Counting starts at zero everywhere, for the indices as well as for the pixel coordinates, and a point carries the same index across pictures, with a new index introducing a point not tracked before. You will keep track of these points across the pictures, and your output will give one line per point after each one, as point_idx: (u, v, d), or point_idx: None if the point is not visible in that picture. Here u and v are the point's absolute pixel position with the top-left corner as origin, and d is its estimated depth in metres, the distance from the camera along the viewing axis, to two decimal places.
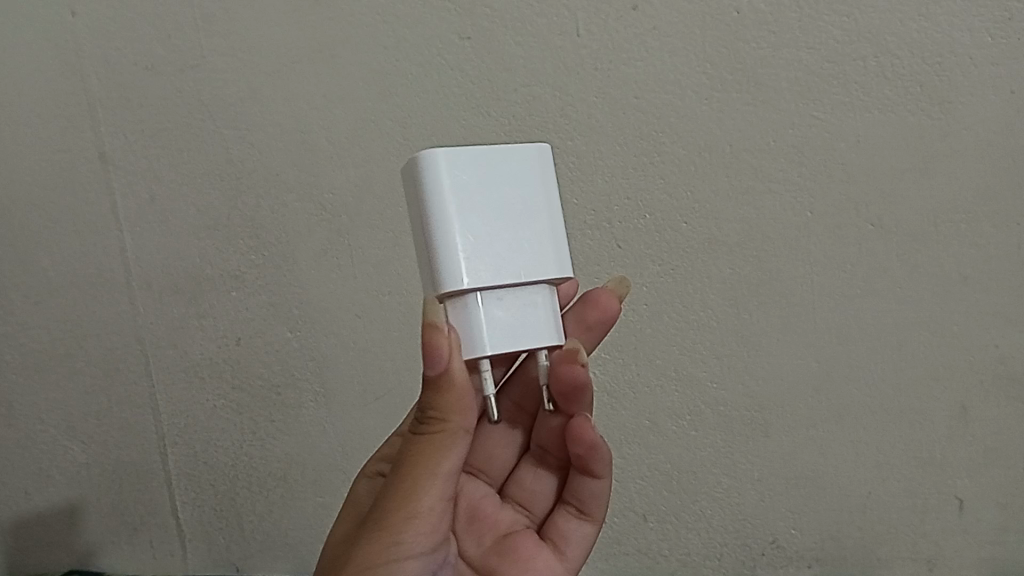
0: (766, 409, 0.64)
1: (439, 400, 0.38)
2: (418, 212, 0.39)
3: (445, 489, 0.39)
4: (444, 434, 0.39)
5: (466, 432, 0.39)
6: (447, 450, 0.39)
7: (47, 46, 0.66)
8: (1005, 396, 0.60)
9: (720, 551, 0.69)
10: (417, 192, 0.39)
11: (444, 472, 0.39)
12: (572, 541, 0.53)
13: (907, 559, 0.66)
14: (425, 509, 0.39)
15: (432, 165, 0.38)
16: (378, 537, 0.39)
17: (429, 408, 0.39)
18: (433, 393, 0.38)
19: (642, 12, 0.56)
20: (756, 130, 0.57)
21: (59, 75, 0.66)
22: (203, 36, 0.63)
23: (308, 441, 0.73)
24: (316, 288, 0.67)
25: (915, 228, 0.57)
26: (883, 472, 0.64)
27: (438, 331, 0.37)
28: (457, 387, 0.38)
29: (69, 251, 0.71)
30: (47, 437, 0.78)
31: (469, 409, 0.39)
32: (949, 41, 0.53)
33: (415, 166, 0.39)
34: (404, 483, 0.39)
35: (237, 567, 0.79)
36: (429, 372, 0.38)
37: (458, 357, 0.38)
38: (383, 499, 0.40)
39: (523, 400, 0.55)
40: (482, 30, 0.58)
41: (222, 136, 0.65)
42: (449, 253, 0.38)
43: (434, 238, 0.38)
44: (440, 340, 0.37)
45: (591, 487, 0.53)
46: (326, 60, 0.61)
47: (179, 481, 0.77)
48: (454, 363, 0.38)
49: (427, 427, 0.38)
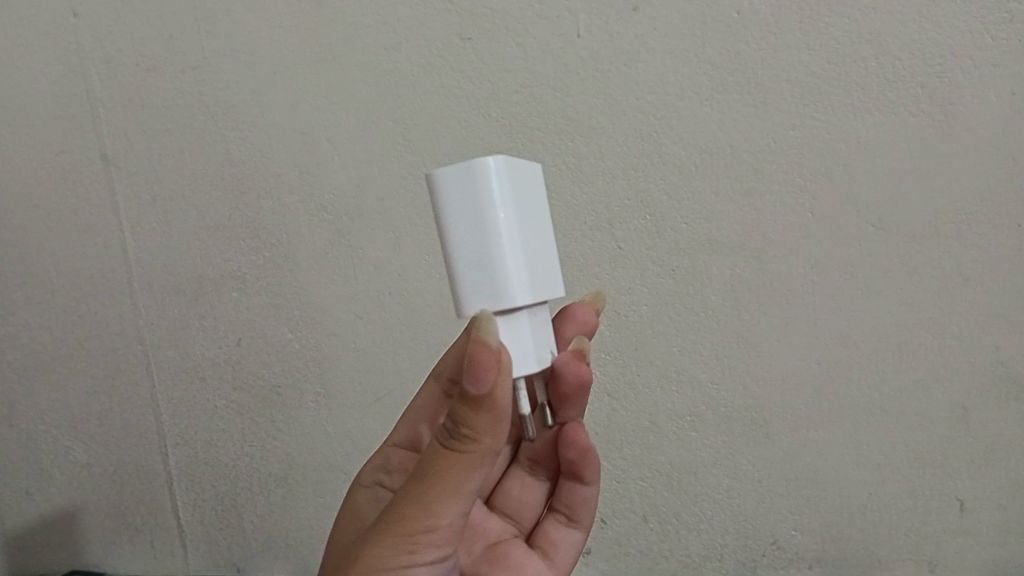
0: (766, 410, 0.64)
1: (471, 418, 0.35)
2: (468, 221, 0.36)
3: (463, 506, 0.38)
4: (463, 453, 0.36)
5: (493, 454, 0.36)
6: (475, 469, 0.36)
7: (49, 47, 0.66)
8: (1006, 397, 0.60)
9: (719, 552, 0.69)
10: (472, 198, 0.36)
11: (459, 490, 0.37)
12: (562, 549, 0.54)
13: (908, 560, 0.66)
14: (436, 524, 0.37)
15: (480, 173, 0.36)
16: (385, 544, 0.38)
17: (459, 425, 0.36)
18: (471, 410, 0.35)
19: (643, 13, 0.56)
20: (757, 131, 0.57)
21: (60, 76, 0.66)
22: (205, 37, 0.63)
23: (309, 442, 0.73)
24: (318, 289, 0.67)
25: (916, 228, 0.57)
26: (884, 473, 0.64)
27: (492, 350, 0.34)
28: (496, 409, 0.35)
29: (71, 251, 0.71)
30: (49, 437, 0.79)
31: (498, 430, 0.36)
32: (949, 42, 0.53)
33: (475, 173, 0.36)
34: (417, 496, 0.37)
35: (238, 567, 0.79)
36: (469, 389, 0.35)
37: (503, 377, 0.35)
38: (389, 508, 0.39)
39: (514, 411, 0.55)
40: (483, 31, 0.58)
41: (224, 137, 0.65)
42: (502, 268, 0.36)
43: (491, 251, 0.36)
44: (488, 358, 0.34)
45: (580, 493, 0.54)
46: (327, 61, 0.61)
47: (180, 482, 0.78)
48: (498, 384, 0.35)
49: (459, 444, 0.36)
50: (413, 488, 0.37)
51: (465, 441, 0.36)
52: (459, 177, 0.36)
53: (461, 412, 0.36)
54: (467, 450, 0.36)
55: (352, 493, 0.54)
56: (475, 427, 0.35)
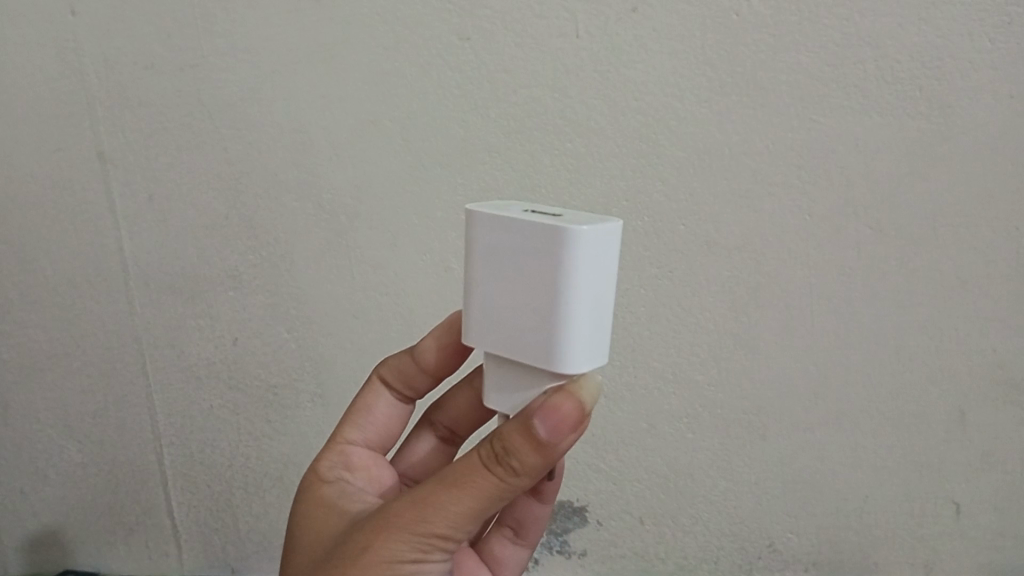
0: (763, 412, 0.64)
1: (526, 455, 0.35)
2: (597, 282, 0.34)
3: (474, 526, 0.38)
4: (503, 482, 0.36)
5: (520, 491, 0.37)
6: (501, 495, 0.37)
7: (41, 41, 0.64)
8: (1003, 400, 0.61)
9: (716, 554, 0.70)
10: (607, 260, 0.34)
11: (481, 510, 0.37)
12: (506, 566, 0.55)
13: (904, 563, 0.68)
14: (452, 533, 0.37)
15: (614, 237, 0.34)
16: (397, 540, 0.37)
17: (510, 455, 0.35)
18: (530, 449, 0.35)
19: (642, 14, 0.55)
20: (756, 133, 0.56)
21: (54, 71, 0.65)
22: (202, 35, 0.62)
23: (308, 442, 0.73)
24: (315, 289, 0.67)
25: (914, 232, 0.57)
26: (881, 476, 0.65)
27: (583, 413, 0.35)
28: (549, 456, 0.35)
29: (66, 250, 0.71)
30: (44, 437, 0.79)
31: (539, 473, 0.36)
32: (949, 46, 0.53)
33: (615, 238, 0.34)
34: (441, 504, 0.37)
35: (239, 564, 0.81)
36: (537, 431, 0.34)
37: (574, 436, 0.35)
38: (403, 505, 0.38)
39: (457, 426, 0.56)
40: (483, 31, 0.57)
41: (221, 136, 0.64)
42: (600, 332, 0.35)
43: (605, 313, 0.35)
44: (574, 416, 0.34)
45: (534, 511, 0.54)
46: (324, 60, 0.60)
47: (173, 481, 0.79)
48: (564, 440, 0.35)
49: (504, 472, 0.36)
50: (435, 491, 0.37)
51: (511, 473, 0.36)
52: (602, 240, 0.33)
53: (517, 445, 0.35)
54: (506, 481, 0.36)
55: (311, 485, 0.50)
56: (525, 464, 0.35)
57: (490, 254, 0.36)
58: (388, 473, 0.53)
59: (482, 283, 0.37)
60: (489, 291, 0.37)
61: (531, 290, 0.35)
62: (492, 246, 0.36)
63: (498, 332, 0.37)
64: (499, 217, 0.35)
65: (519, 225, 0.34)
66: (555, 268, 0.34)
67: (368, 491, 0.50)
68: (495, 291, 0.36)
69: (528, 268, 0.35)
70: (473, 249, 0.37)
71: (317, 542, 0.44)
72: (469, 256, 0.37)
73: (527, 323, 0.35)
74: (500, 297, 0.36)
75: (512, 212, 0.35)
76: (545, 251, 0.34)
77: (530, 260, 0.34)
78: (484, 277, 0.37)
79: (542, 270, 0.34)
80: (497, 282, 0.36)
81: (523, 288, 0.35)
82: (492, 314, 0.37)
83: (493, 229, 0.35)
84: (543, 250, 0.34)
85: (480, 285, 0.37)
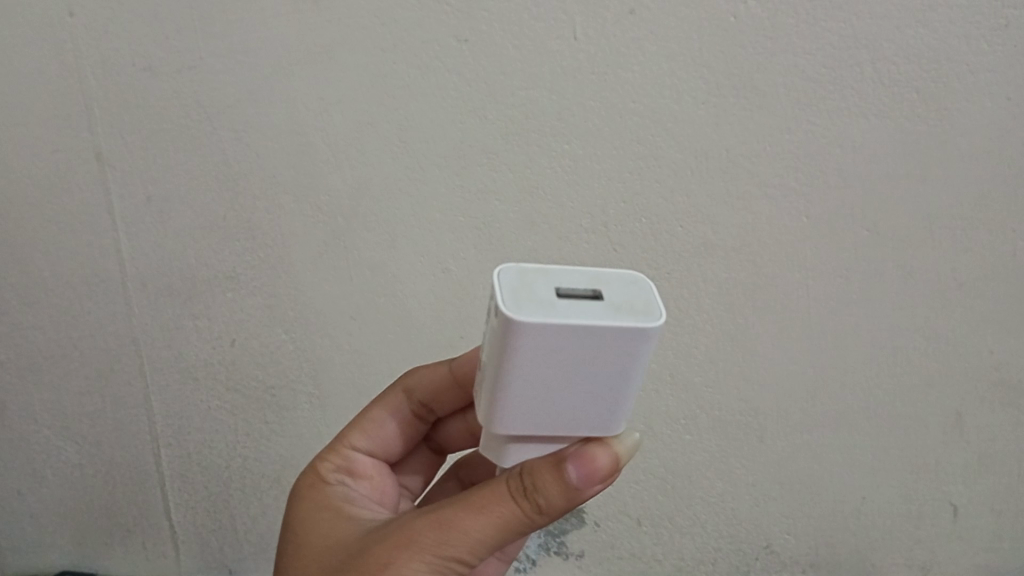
0: (759, 414, 0.65)
1: (553, 495, 0.35)
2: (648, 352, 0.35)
3: (485, 555, 0.38)
4: (526, 516, 0.36)
5: (536, 526, 0.37)
6: (519, 526, 0.37)
7: (17, 33, 0.60)
8: (1000, 402, 0.63)
9: (713, 555, 0.73)
10: None
11: (497, 541, 0.37)
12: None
13: (903, 564, 0.72)
14: (466, 558, 0.37)
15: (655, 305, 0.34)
16: (413, 559, 0.37)
17: (538, 493, 0.36)
18: (558, 489, 0.35)
19: (639, 17, 0.53)
20: (753, 135, 0.56)
21: (32, 68, 0.62)
22: (187, 36, 0.59)
23: (315, 442, 0.76)
24: (312, 291, 0.68)
25: (908, 232, 0.57)
26: (877, 478, 0.67)
27: (616, 466, 0.36)
28: (572, 499, 0.36)
29: (57, 251, 0.69)
30: (41, 436, 0.79)
31: (558, 514, 0.37)
32: (946, 47, 0.52)
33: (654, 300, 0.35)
34: (463, 526, 0.37)
35: (255, 559, 0.85)
36: (569, 476, 0.35)
37: (600, 485, 0.36)
38: (421, 522, 0.38)
39: (451, 443, 0.59)
40: (481, 33, 0.56)
41: (217, 139, 0.63)
42: None
43: None
44: (610, 471, 0.35)
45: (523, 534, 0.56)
46: (315, 62, 0.59)
47: (175, 479, 0.80)
48: (590, 487, 0.36)
49: (530, 506, 0.36)
50: (458, 514, 0.37)
51: (535, 509, 0.36)
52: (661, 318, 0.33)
53: (545, 483, 0.35)
54: (529, 516, 0.36)
55: (314, 487, 0.49)
56: (551, 502, 0.36)
57: (538, 359, 0.32)
58: (389, 484, 0.54)
59: (523, 381, 0.33)
60: (533, 390, 0.33)
61: (590, 383, 0.34)
62: (544, 351, 0.32)
63: (541, 419, 0.35)
64: (556, 325, 0.31)
65: (583, 330, 0.31)
66: (625, 361, 0.33)
67: (369, 499, 0.50)
68: (540, 387, 0.33)
69: (589, 365, 0.33)
70: (510, 356, 0.32)
71: (321, 550, 0.43)
72: (504, 361, 0.32)
73: (578, 409, 0.34)
74: (546, 391, 0.34)
75: (564, 313, 0.31)
76: (615, 347, 0.32)
77: (592, 358, 0.32)
78: (525, 377, 0.33)
79: (607, 363, 0.33)
80: (546, 379, 0.33)
81: (578, 380, 0.33)
82: (533, 407, 0.34)
83: (546, 339, 0.31)
84: (612, 347, 0.32)
85: (519, 384, 0.33)
